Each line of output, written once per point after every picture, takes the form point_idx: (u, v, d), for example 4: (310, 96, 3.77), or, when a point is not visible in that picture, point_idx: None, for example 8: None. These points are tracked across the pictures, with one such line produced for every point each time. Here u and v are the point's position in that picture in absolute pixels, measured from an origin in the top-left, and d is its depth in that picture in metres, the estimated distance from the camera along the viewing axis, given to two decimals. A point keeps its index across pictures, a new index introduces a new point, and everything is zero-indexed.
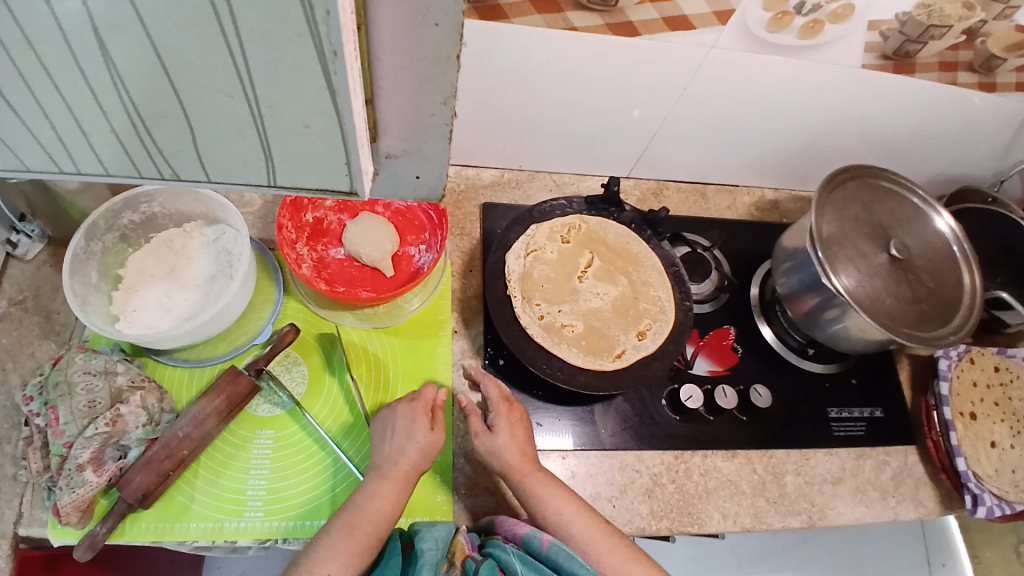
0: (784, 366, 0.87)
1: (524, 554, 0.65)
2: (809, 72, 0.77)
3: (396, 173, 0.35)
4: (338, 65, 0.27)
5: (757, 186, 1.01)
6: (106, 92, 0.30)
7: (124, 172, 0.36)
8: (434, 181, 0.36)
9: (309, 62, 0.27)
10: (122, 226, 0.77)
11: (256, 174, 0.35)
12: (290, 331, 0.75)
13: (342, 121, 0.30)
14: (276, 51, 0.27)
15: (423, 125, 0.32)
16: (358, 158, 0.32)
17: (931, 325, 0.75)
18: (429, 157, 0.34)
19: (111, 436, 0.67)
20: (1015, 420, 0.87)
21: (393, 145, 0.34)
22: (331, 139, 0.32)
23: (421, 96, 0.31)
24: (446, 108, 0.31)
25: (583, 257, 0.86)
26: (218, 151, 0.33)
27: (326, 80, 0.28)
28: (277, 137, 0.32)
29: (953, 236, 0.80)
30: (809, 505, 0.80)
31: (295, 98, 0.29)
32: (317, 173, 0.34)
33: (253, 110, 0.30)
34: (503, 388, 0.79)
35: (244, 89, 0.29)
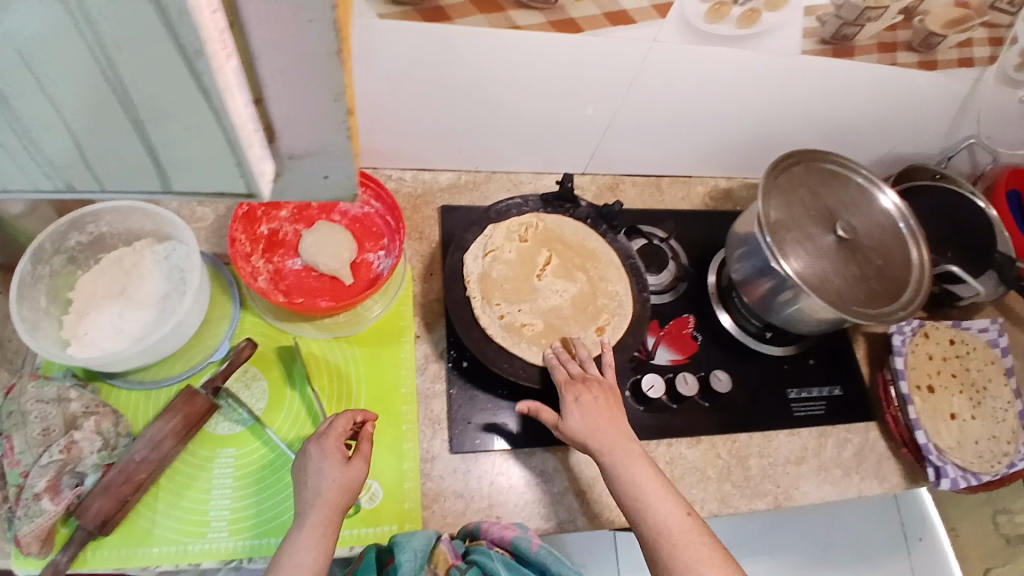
0: (744, 352, 0.89)
1: (510, 560, 0.67)
2: (751, 61, 0.79)
3: (302, 172, 0.35)
4: (204, 65, 0.27)
5: (710, 176, 1.03)
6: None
7: (22, 187, 0.35)
8: (344, 180, 0.36)
9: (177, 65, 0.27)
10: (69, 248, 0.76)
11: (151, 182, 0.34)
12: (248, 345, 0.75)
13: (222, 121, 0.30)
14: (143, 56, 0.27)
15: (319, 126, 0.32)
16: (247, 159, 0.32)
17: (880, 301, 0.77)
18: (337, 155, 0.34)
19: (67, 463, 0.66)
20: (973, 391, 0.90)
21: (293, 145, 0.33)
22: (216, 142, 0.31)
23: (308, 91, 0.30)
24: (340, 104, 0.31)
25: (541, 255, 0.86)
26: (109, 162, 0.33)
27: (197, 82, 0.28)
28: (162, 142, 0.32)
29: (899, 213, 0.82)
30: (774, 486, 0.81)
31: (172, 103, 0.29)
32: (211, 178, 0.34)
33: (133, 116, 0.30)
34: (468, 390, 0.80)
35: (120, 97, 0.29)
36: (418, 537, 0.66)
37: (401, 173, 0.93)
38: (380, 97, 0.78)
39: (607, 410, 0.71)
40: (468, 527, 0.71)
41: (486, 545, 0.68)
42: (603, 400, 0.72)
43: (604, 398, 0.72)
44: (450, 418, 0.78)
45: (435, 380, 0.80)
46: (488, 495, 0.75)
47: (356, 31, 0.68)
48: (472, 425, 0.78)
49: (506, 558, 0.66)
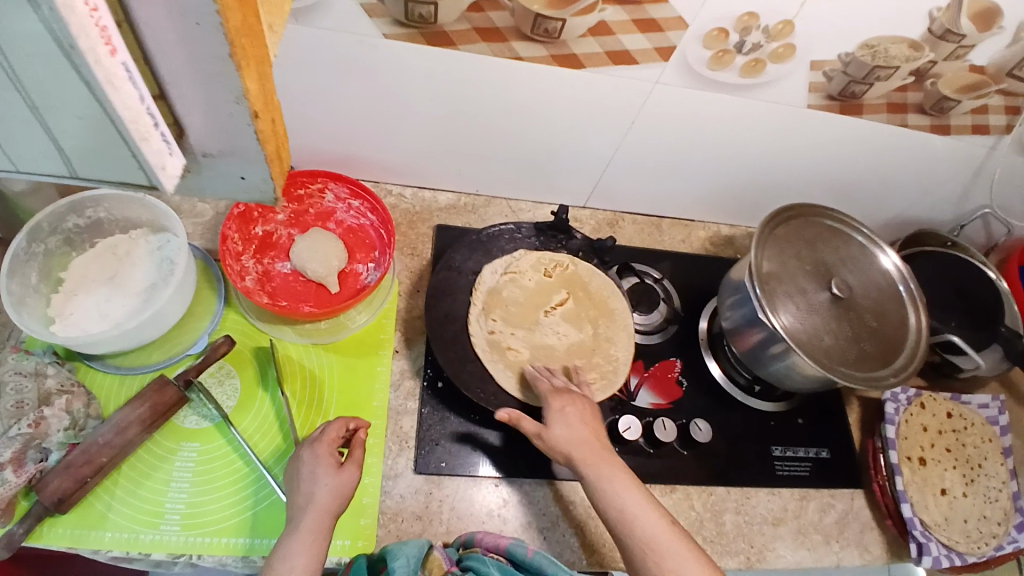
0: (730, 403, 0.86)
1: (504, 566, 0.64)
2: (752, 110, 0.79)
3: (220, 173, 0.31)
4: (80, 60, 0.23)
5: (712, 222, 1.02)
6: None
7: None
8: (263, 183, 0.32)
9: (53, 51, 0.24)
10: (66, 230, 0.77)
11: (55, 163, 0.31)
12: (225, 342, 0.75)
13: (112, 116, 0.26)
14: (19, 38, 0.23)
15: (225, 127, 0.29)
16: (145, 154, 0.28)
17: (871, 364, 0.74)
18: (252, 158, 0.31)
19: (33, 438, 0.66)
20: (967, 467, 0.85)
21: (206, 143, 0.30)
22: (110, 135, 0.27)
23: (209, 95, 0.27)
24: (242, 108, 0.28)
25: (559, 295, 0.87)
26: (14, 144, 0.30)
27: (77, 73, 0.24)
28: (60, 129, 0.28)
29: (899, 275, 0.80)
30: (747, 545, 0.78)
31: (60, 91, 0.26)
32: (117, 175, 0.30)
33: (26, 99, 0.27)
34: (440, 412, 0.78)
35: (9, 78, 0.26)
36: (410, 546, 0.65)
37: (401, 189, 0.94)
38: (379, 113, 0.79)
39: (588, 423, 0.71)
40: (462, 538, 0.70)
41: (479, 553, 0.66)
42: (576, 413, 0.72)
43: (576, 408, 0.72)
44: (419, 438, 0.77)
45: (408, 398, 0.79)
46: (447, 520, 0.73)
47: (361, 49, 0.69)
48: (439, 448, 0.76)
49: (502, 564, 0.64)
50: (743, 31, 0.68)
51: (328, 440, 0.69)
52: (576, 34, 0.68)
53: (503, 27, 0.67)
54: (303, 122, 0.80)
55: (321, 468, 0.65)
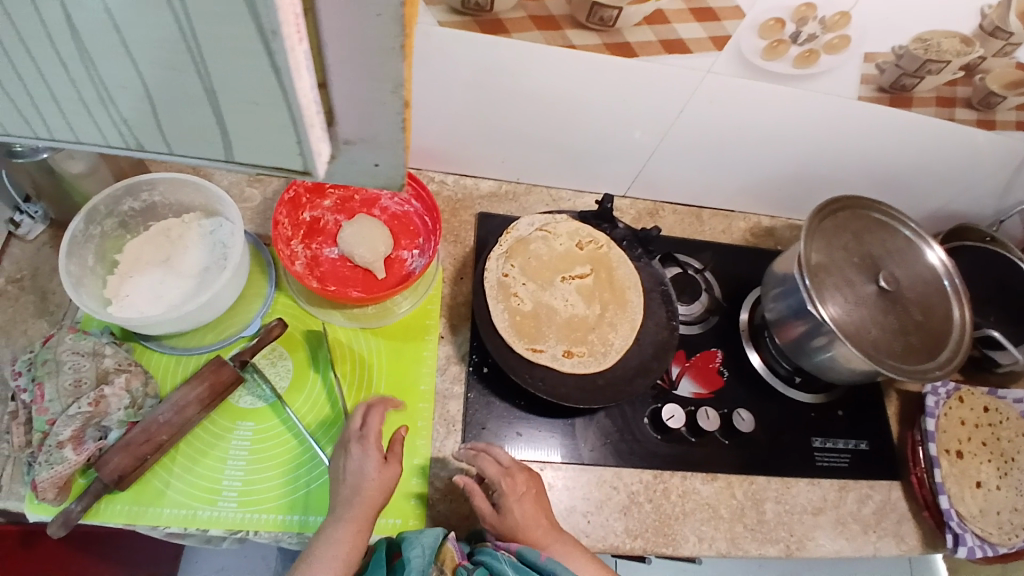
0: (769, 393, 0.87)
1: (517, 564, 0.64)
2: (800, 101, 0.79)
3: (353, 159, 0.32)
4: (277, 45, 0.25)
5: (753, 212, 1.02)
6: (61, 46, 0.27)
7: (94, 141, 0.33)
8: (393, 170, 0.33)
9: (251, 41, 0.25)
10: (122, 213, 0.79)
11: (213, 148, 0.32)
12: (278, 325, 0.76)
13: (289, 102, 0.28)
14: (222, 27, 0.25)
15: (373, 114, 0.29)
16: (307, 138, 0.30)
17: (917, 357, 0.75)
18: (388, 147, 0.31)
19: (93, 416, 0.68)
20: (1002, 460, 0.85)
21: (350, 131, 0.30)
22: (280, 118, 0.29)
23: (367, 82, 0.27)
24: (395, 97, 0.28)
25: (581, 267, 0.84)
26: (173, 121, 0.30)
27: (268, 60, 0.26)
28: (230, 114, 0.29)
29: (944, 270, 0.80)
30: (788, 534, 0.79)
31: (242, 78, 0.27)
32: (273, 157, 0.32)
33: (205, 85, 0.28)
34: (485, 396, 0.80)
35: (193, 58, 0.26)
36: (427, 534, 0.65)
37: (444, 176, 0.95)
38: (427, 100, 0.80)
39: (543, 504, 0.70)
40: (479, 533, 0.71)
41: (491, 548, 0.66)
42: (532, 499, 0.70)
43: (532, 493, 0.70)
44: (465, 422, 0.78)
45: (454, 382, 0.81)
46: None
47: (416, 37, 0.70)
48: (484, 432, 0.78)
49: (513, 561, 0.64)
50: (800, 22, 0.67)
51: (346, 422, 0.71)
52: (631, 23, 0.68)
53: (558, 14, 0.68)
54: None
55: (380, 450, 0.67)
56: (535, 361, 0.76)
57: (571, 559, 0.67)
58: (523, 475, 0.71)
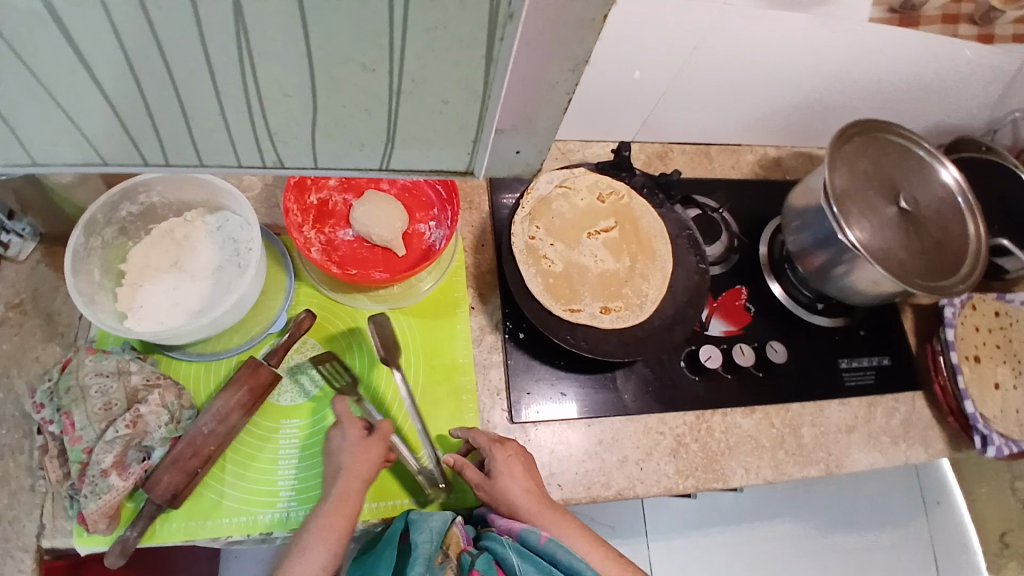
0: (794, 321, 0.89)
1: (521, 549, 0.64)
2: (812, 30, 0.77)
3: (501, 147, 0.38)
4: (507, 30, 0.29)
5: (759, 144, 1.01)
6: (243, 74, 0.31)
7: (224, 160, 0.37)
8: (532, 155, 0.39)
9: (474, 39, 0.30)
10: (121, 219, 0.73)
11: (368, 153, 0.37)
12: (307, 316, 0.73)
13: (484, 96, 0.33)
14: (442, 33, 0.29)
15: (543, 96, 0.34)
16: (489, 129, 0.35)
17: (940, 275, 0.77)
18: (536, 132, 0.37)
19: (133, 437, 0.66)
20: (1016, 361, 0.90)
21: (506, 119, 0.36)
22: (463, 112, 0.34)
23: (550, 64, 0.32)
24: (571, 75, 0.33)
25: (605, 221, 0.83)
26: (335, 132, 0.35)
27: (485, 55, 0.31)
28: (407, 116, 0.34)
29: (957, 188, 0.81)
30: (826, 454, 0.83)
31: (438, 79, 0.32)
32: (435, 153, 0.37)
33: (395, 88, 0.32)
34: (525, 360, 0.80)
35: (392, 67, 0.31)
36: (433, 517, 0.66)
37: None
38: None
39: (530, 470, 0.70)
40: (480, 512, 0.71)
41: (496, 532, 0.67)
42: (520, 467, 0.69)
43: (519, 455, 0.69)
44: (510, 388, 0.78)
45: (492, 351, 0.80)
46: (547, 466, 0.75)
47: None
48: (530, 397, 0.78)
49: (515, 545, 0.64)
50: None
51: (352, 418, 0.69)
52: None
53: None
54: None
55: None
56: (575, 321, 0.76)
57: (559, 526, 0.68)
58: (510, 445, 0.70)
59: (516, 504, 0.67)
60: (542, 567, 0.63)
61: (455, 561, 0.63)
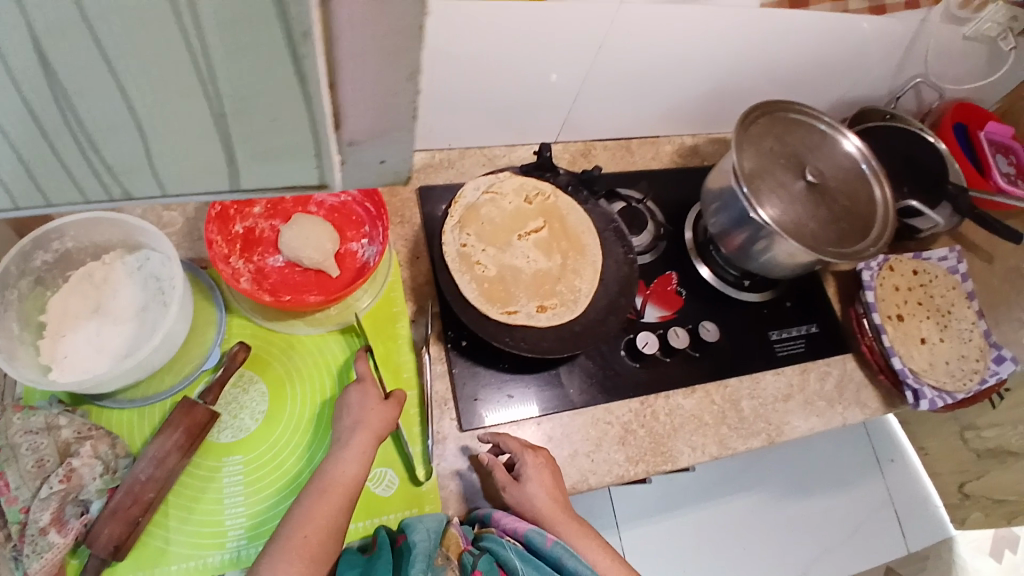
0: (724, 300, 0.93)
1: (523, 552, 0.67)
2: (709, 18, 0.80)
3: (362, 162, 0.30)
4: (308, 49, 0.23)
5: (677, 134, 1.05)
6: (27, 94, 0.24)
7: (62, 202, 0.30)
8: (401, 165, 0.30)
9: (279, 40, 0.23)
10: (35, 269, 0.71)
11: (218, 180, 0.30)
12: (241, 349, 0.74)
13: (311, 112, 0.26)
14: (247, 31, 0.23)
15: (387, 108, 0.27)
16: (329, 148, 0.28)
17: (851, 241, 0.81)
18: (397, 141, 0.29)
19: (68, 492, 0.64)
20: (939, 315, 0.96)
21: (357, 130, 0.28)
22: (305, 125, 0.27)
23: (383, 75, 0.25)
24: (411, 85, 0.26)
25: (534, 222, 0.85)
26: (172, 158, 0.28)
27: (295, 67, 0.24)
28: (243, 135, 0.27)
29: (862, 156, 0.86)
30: (766, 424, 0.86)
31: (264, 89, 0.25)
32: (286, 174, 0.30)
33: (216, 105, 0.26)
34: (470, 367, 0.80)
35: (201, 77, 0.24)
36: (429, 519, 0.68)
37: None
38: None
39: (557, 481, 0.73)
40: (479, 514, 0.73)
41: (496, 533, 0.69)
42: (549, 476, 0.72)
43: (549, 464, 0.73)
44: (457, 397, 0.79)
45: (436, 361, 0.81)
46: None
47: None
48: (477, 402, 0.79)
49: (519, 548, 0.67)
50: None
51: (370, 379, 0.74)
52: None
53: None
54: None
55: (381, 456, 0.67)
56: (513, 323, 0.77)
57: (573, 535, 0.71)
58: (542, 455, 0.74)
59: (539, 510, 0.70)
60: (544, 570, 0.66)
61: (458, 562, 0.65)
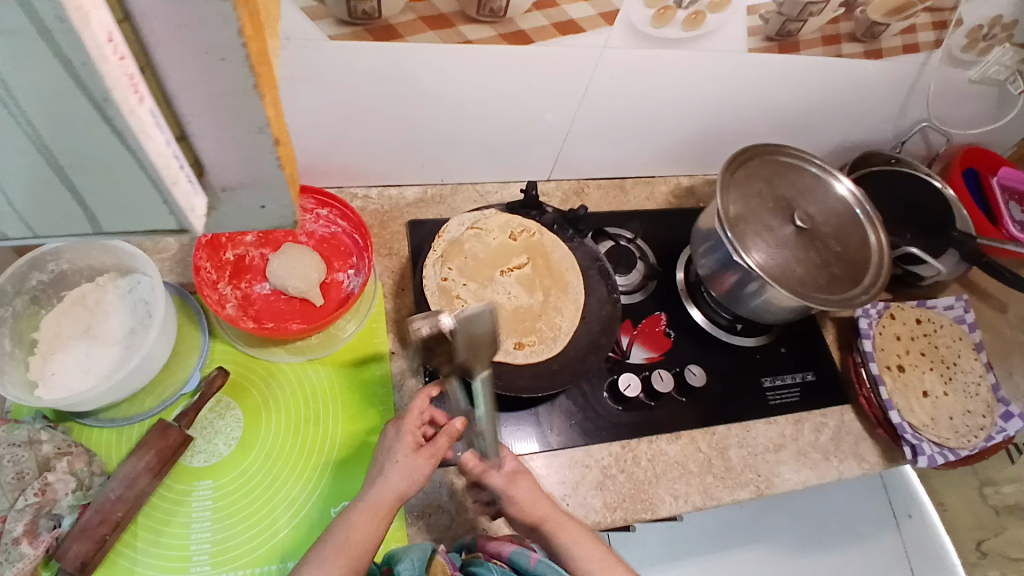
0: (714, 344, 0.91)
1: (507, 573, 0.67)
2: (696, 62, 0.81)
3: (236, 206, 0.30)
4: (116, 112, 0.23)
5: (672, 174, 1.05)
6: None
7: None
8: (282, 210, 0.31)
9: (87, 105, 0.22)
10: (31, 289, 0.74)
11: (81, 229, 0.30)
12: (220, 374, 0.75)
13: (144, 167, 0.25)
14: (51, 96, 0.22)
15: (249, 158, 0.28)
16: (177, 199, 0.27)
17: (842, 287, 0.79)
18: (269, 185, 0.29)
19: (43, 506, 0.65)
20: (943, 367, 0.92)
21: (224, 176, 0.28)
22: (143, 183, 0.26)
23: (229, 127, 0.26)
24: (263, 136, 0.27)
25: (518, 258, 0.85)
26: (31, 210, 0.28)
27: (112, 128, 0.23)
28: (90, 190, 0.27)
29: (855, 200, 0.85)
30: (755, 475, 0.83)
31: (90, 150, 0.25)
32: (145, 225, 0.29)
33: (52, 161, 0.25)
34: (447, 404, 0.79)
35: (27, 134, 0.24)
36: (414, 549, 0.66)
37: (367, 191, 0.93)
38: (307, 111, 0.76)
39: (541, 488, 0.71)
40: (464, 540, 0.72)
41: (483, 558, 0.69)
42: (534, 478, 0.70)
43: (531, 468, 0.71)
44: None
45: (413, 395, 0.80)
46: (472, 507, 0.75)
47: (307, 54, 0.68)
48: (452, 439, 0.78)
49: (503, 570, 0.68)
50: None
51: (416, 420, 0.69)
52: (522, 10, 0.68)
53: (448, 12, 0.67)
54: None
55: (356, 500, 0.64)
56: (489, 359, 0.77)
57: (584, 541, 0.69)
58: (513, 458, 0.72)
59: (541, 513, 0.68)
60: None
61: None
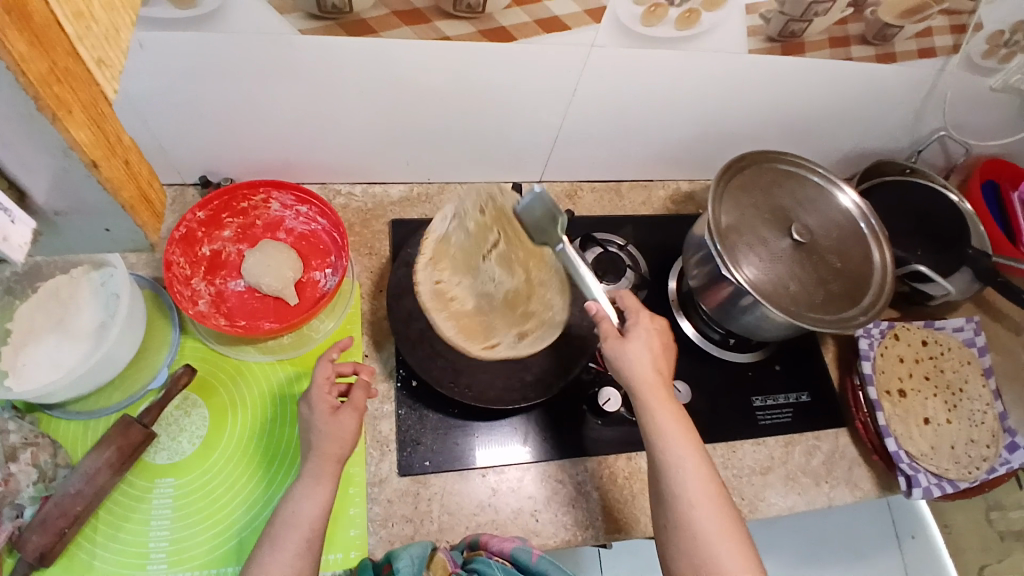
0: (703, 358, 0.87)
1: (509, 568, 0.66)
2: (692, 62, 0.76)
3: (78, 228, 0.32)
4: None
5: (671, 179, 1.01)
6: None
7: None
8: (128, 233, 0.33)
9: None
10: (4, 280, 0.66)
11: None
12: (185, 372, 0.74)
13: None
14: None
15: (68, 183, 0.29)
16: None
17: (840, 305, 0.75)
18: (106, 212, 0.31)
19: (4, 496, 0.64)
20: (948, 393, 0.86)
21: (54, 202, 0.30)
22: None
23: (35, 151, 0.27)
24: (73, 160, 0.28)
25: (493, 236, 0.81)
26: None
27: None
28: None
29: (859, 212, 0.80)
30: (739, 499, 0.79)
31: None
32: None
33: None
34: (417, 410, 0.77)
35: None
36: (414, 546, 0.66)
37: (350, 187, 0.91)
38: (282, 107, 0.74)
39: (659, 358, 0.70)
40: (467, 539, 0.70)
41: (486, 555, 0.67)
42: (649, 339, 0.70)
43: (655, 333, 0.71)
44: (399, 441, 0.75)
45: (384, 401, 0.78)
46: (438, 518, 0.73)
47: (277, 49, 0.65)
48: (421, 447, 0.75)
49: (505, 565, 0.66)
50: None
51: (329, 382, 0.69)
52: (501, 6, 0.64)
53: (423, 7, 0.63)
54: (232, 131, 0.77)
55: (307, 486, 0.63)
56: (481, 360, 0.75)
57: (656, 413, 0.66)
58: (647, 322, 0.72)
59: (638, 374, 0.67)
60: None
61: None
